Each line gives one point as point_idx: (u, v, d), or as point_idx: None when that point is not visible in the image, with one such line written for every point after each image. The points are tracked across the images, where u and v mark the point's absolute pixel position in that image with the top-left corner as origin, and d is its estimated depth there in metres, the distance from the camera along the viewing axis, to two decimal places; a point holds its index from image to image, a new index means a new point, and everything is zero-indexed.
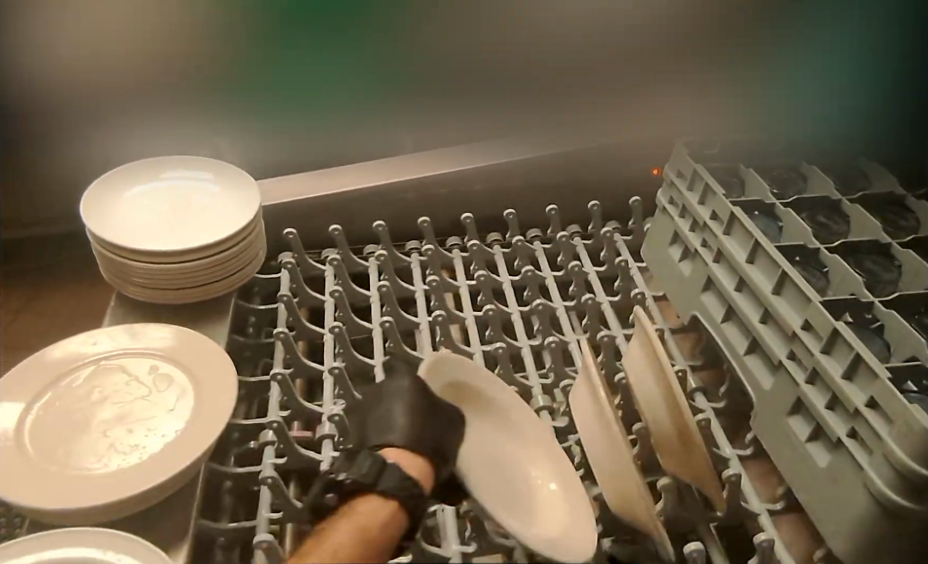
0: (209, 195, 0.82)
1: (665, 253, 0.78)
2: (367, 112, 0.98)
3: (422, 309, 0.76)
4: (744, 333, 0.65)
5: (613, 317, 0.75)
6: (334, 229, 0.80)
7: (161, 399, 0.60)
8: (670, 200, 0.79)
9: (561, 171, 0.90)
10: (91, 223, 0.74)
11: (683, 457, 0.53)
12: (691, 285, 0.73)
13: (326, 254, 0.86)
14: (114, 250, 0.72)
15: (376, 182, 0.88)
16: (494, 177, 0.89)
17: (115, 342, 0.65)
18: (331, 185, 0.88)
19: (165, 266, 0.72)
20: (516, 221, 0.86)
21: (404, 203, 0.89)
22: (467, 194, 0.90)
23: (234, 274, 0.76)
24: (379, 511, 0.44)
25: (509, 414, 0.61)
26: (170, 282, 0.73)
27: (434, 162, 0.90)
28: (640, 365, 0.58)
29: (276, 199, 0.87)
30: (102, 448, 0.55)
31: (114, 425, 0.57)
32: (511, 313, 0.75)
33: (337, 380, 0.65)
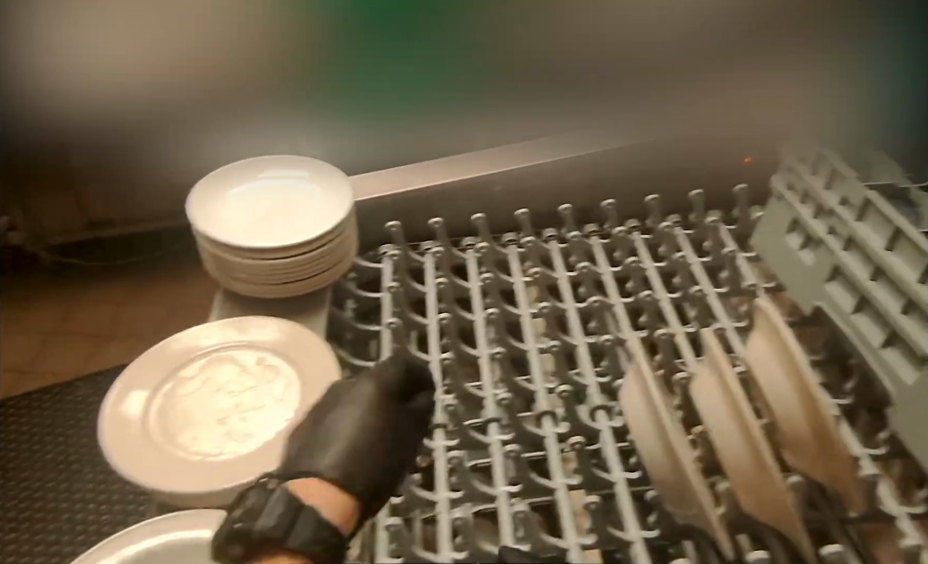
0: (306, 192, 0.84)
1: (782, 242, 0.75)
2: (441, 109, 1.06)
3: (525, 301, 0.77)
4: (878, 324, 0.63)
5: (720, 309, 0.73)
6: (434, 222, 0.82)
7: (270, 390, 0.62)
8: (787, 188, 0.77)
9: (658, 160, 0.89)
10: (199, 222, 0.78)
11: (819, 453, 0.52)
12: (814, 273, 0.70)
13: (424, 247, 0.87)
14: (220, 247, 0.75)
15: (469, 174, 0.89)
16: (589, 167, 0.89)
17: (225, 335, 0.67)
18: (430, 178, 0.89)
19: (268, 263, 0.75)
20: (613, 210, 0.85)
21: (500, 194, 0.90)
22: (562, 184, 0.90)
23: (332, 269, 0.78)
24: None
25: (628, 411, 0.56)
26: (273, 278, 0.76)
27: (527, 153, 0.91)
28: (768, 358, 0.57)
29: (377, 193, 0.88)
30: (218, 437, 0.58)
31: (229, 415, 0.60)
32: (614, 304, 0.74)
33: (448, 371, 0.67)
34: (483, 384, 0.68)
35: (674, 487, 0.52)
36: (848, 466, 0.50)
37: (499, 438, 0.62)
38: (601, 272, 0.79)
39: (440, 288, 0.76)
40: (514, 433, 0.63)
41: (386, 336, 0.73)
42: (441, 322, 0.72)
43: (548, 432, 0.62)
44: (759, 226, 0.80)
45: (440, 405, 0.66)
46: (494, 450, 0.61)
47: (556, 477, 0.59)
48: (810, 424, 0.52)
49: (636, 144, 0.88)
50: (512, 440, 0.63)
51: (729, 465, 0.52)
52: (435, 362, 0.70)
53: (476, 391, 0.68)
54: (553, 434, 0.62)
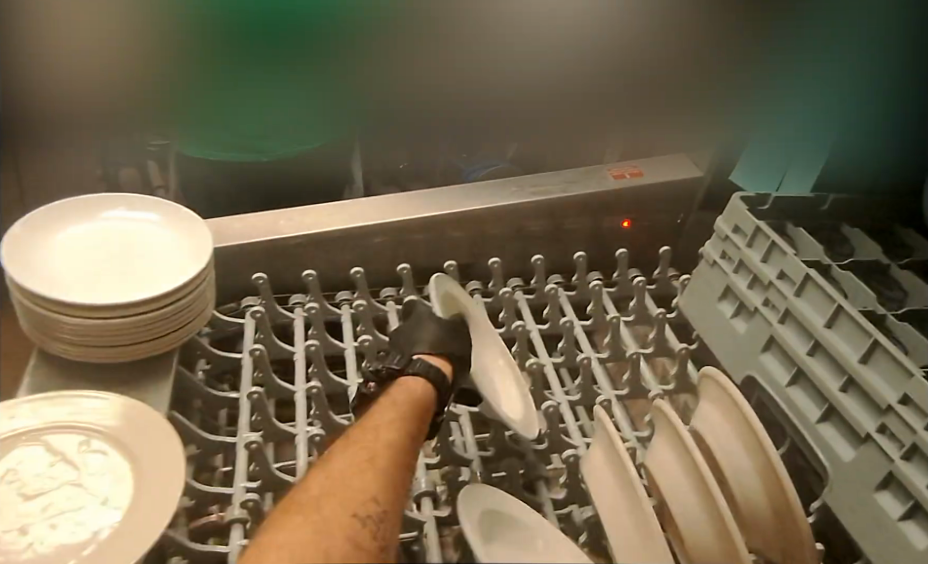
0: (149, 230, 0.74)
1: (714, 308, 0.78)
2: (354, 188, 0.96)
3: None
4: (814, 398, 0.65)
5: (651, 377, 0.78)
6: (356, 270, 0.87)
7: (91, 488, 0.53)
8: (722, 253, 0.79)
9: (572, 215, 0.94)
10: (22, 276, 0.64)
11: (776, 531, 0.53)
12: (749, 342, 0.73)
13: (340, 298, 0.90)
14: (64, 309, 0.62)
15: (389, 217, 0.90)
16: (504, 220, 0.93)
17: (40, 416, 0.58)
18: (354, 218, 0.90)
19: (121, 319, 0.64)
20: (541, 265, 0.89)
21: (413, 243, 0.92)
22: (481, 234, 0.93)
23: (192, 316, 0.69)
24: (423, 385, 0.60)
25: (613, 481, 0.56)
26: (112, 341, 0.65)
27: (448, 200, 0.92)
28: (721, 430, 0.58)
29: (304, 230, 0.89)
30: (13, 536, 0.50)
31: (33, 516, 0.51)
32: (545, 363, 0.80)
33: None
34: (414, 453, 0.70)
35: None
36: (805, 543, 0.50)
37: (433, 517, 0.64)
38: (530, 329, 0.84)
39: (365, 345, 0.80)
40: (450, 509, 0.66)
41: (304, 403, 0.75)
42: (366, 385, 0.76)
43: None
44: (688, 290, 0.83)
45: None
46: (429, 528, 0.63)
47: None
48: (769, 496, 0.52)
49: (557, 198, 0.92)
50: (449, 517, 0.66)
51: (688, 535, 0.53)
52: None
53: None
54: None
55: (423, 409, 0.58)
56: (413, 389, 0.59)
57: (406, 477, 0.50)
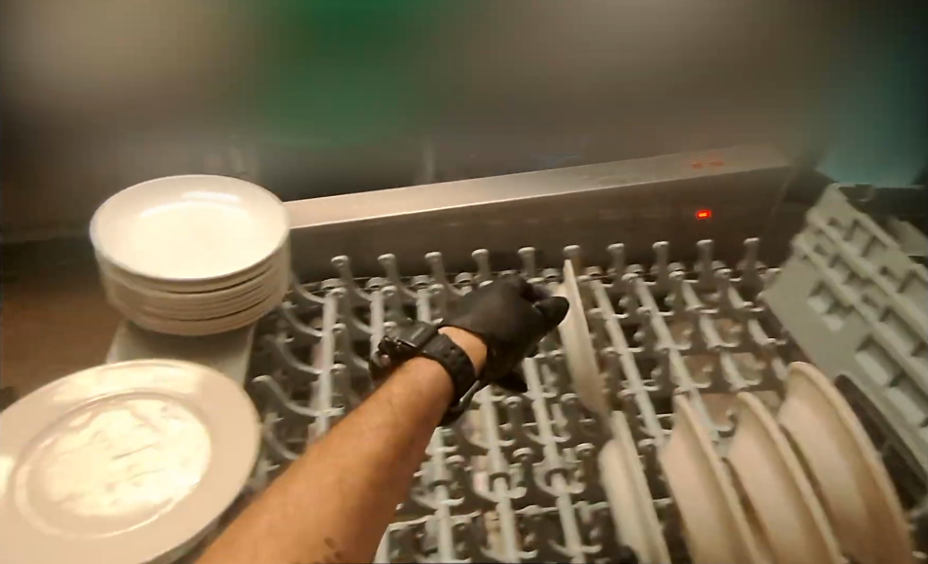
0: (227, 209, 0.77)
1: (807, 305, 0.78)
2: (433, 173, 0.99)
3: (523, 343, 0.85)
4: (913, 399, 0.64)
5: (733, 368, 0.80)
6: (433, 256, 0.88)
7: (172, 452, 0.57)
8: (815, 248, 0.79)
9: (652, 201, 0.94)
10: (113, 255, 0.69)
11: (872, 532, 0.53)
12: (842, 341, 0.72)
13: (417, 281, 0.92)
14: (161, 286, 0.66)
15: (466, 201, 0.92)
16: (584, 208, 0.93)
17: (123, 382, 0.61)
18: (433, 201, 0.93)
19: (211, 294, 0.67)
20: (619, 253, 0.90)
21: (488, 228, 0.93)
22: (558, 221, 0.94)
23: (270, 290, 0.72)
24: (429, 372, 0.59)
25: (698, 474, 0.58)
26: (196, 316, 0.68)
27: (527, 183, 0.94)
28: (813, 429, 0.58)
29: (384, 212, 0.91)
30: (102, 495, 0.53)
31: (120, 476, 0.54)
32: (621, 353, 0.80)
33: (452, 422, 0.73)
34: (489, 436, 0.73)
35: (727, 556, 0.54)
36: (901, 542, 0.50)
37: (507, 498, 0.67)
38: (606, 317, 0.85)
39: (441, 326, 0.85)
40: (525, 491, 0.69)
41: None
42: None
43: (560, 491, 0.68)
44: (778, 285, 0.83)
45: (438, 461, 0.70)
46: (502, 508, 0.67)
47: (573, 545, 0.64)
48: (863, 496, 0.53)
49: (632, 184, 0.92)
50: (523, 498, 0.69)
51: (773, 528, 0.53)
52: None
53: (479, 442, 0.73)
54: (566, 495, 0.68)
55: (437, 396, 0.58)
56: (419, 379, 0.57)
57: (388, 483, 0.48)
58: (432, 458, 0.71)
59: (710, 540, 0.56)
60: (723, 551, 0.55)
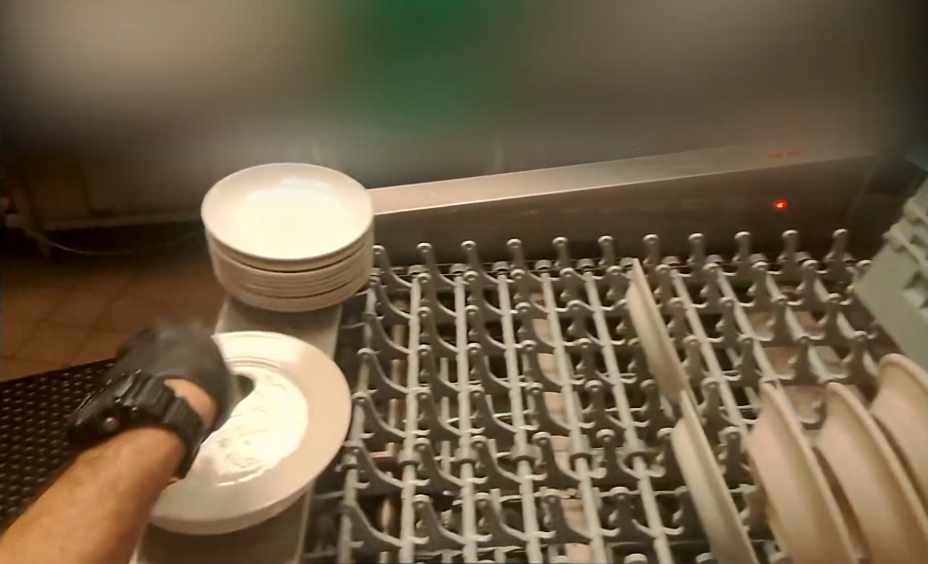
0: (316, 194, 0.83)
1: (903, 297, 0.77)
2: None
3: (604, 332, 0.87)
4: None
5: (818, 363, 0.84)
6: (513, 243, 0.94)
7: (275, 412, 0.66)
8: (913, 238, 0.77)
9: (734, 189, 1.06)
10: (221, 236, 0.74)
11: None
12: None
13: (497, 268, 0.99)
14: (268, 266, 0.72)
15: (555, 190, 1.03)
16: (665, 198, 1.05)
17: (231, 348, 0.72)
18: (525, 191, 1.03)
19: (310, 273, 0.73)
20: (699, 245, 0.94)
21: (574, 217, 1.04)
22: (637, 213, 1.06)
23: (360, 270, 0.78)
24: (165, 444, 0.55)
25: (783, 455, 0.60)
26: (287, 291, 0.74)
27: (609, 176, 1.05)
28: (910, 419, 0.60)
29: (480, 199, 1.01)
30: (217, 445, 0.63)
31: (231, 430, 0.64)
32: (702, 340, 0.85)
33: (536, 401, 0.76)
34: (571, 416, 0.76)
35: (808, 535, 0.56)
36: None
37: (589, 477, 0.70)
38: (686, 307, 0.89)
39: (521, 312, 0.87)
40: (607, 472, 0.72)
41: (465, 362, 0.83)
42: (524, 348, 0.82)
43: (641, 474, 0.71)
44: (873, 274, 0.83)
45: (522, 437, 0.74)
46: (584, 486, 0.70)
47: (655, 526, 0.67)
48: None
49: (708, 175, 1.04)
50: (605, 479, 0.72)
51: (864, 513, 0.55)
52: (517, 392, 0.79)
53: (560, 422, 0.76)
54: (646, 476, 0.71)
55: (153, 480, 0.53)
56: (145, 449, 0.54)
57: None
58: (515, 435, 0.75)
59: (792, 521, 0.57)
60: (807, 531, 0.56)
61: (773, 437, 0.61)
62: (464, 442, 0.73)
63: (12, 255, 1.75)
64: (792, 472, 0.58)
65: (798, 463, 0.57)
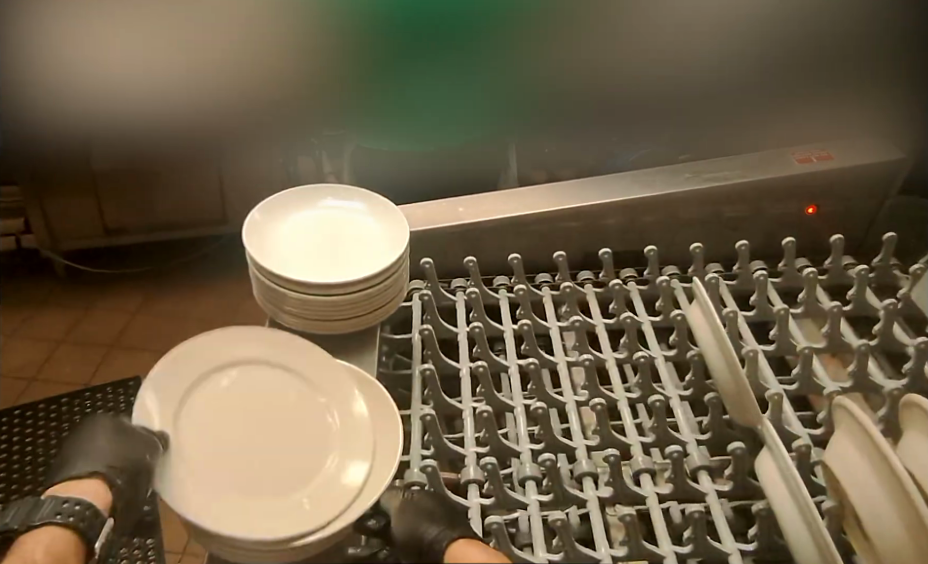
0: (349, 214, 0.82)
1: None
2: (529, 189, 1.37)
3: (655, 343, 0.93)
4: None
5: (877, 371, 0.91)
6: (559, 255, 0.96)
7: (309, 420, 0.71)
8: None
9: (768, 196, 1.07)
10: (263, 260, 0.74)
11: None
12: None
13: (539, 279, 1.02)
14: (312, 289, 0.71)
15: (591, 200, 1.03)
16: (698, 206, 1.06)
17: (249, 351, 0.74)
18: (561, 203, 1.03)
19: (354, 294, 0.72)
20: (748, 252, 0.99)
21: (609, 227, 1.05)
22: (671, 220, 1.07)
23: (398, 289, 0.77)
24: (56, 538, 0.61)
25: (867, 463, 0.66)
26: (327, 315, 0.73)
27: (643, 184, 1.06)
28: None
29: (516, 211, 1.02)
30: (264, 463, 0.66)
31: (271, 442, 0.68)
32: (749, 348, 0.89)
33: (598, 417, 0.79)
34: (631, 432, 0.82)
35: (895, 533, 0.62)
36: None
37: (654, 492, 0.76)
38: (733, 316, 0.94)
39: (577, 325, 0.91)
40: (673, 486, 0.77)
41: (518, 377, 0.87)
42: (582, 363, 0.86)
43: (708, 489, 0.77)
44: None
45: (584, 452, 0.78)
46: (651, 500, 0.75)
47: (728, 542, 0.72)
48: None
49: (740, 182, 1.05)
50: (671, 494, 0.77)
51: None
52: (572, 408, 0.84)
53: (621, 438, 0.82)
54: (712, 490, 0.77)
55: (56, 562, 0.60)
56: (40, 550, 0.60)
57: None
58: (577, 450, 0.79)
59: (876, 523, 0.64)
60: (892, 530, 0.62)
61: (856, 449, 0.68)
62: (524, 458, 0.77)
63: (25, 271, 1.74)
64: (878, 477, 0.65)
65: (883, 468, 0.64)
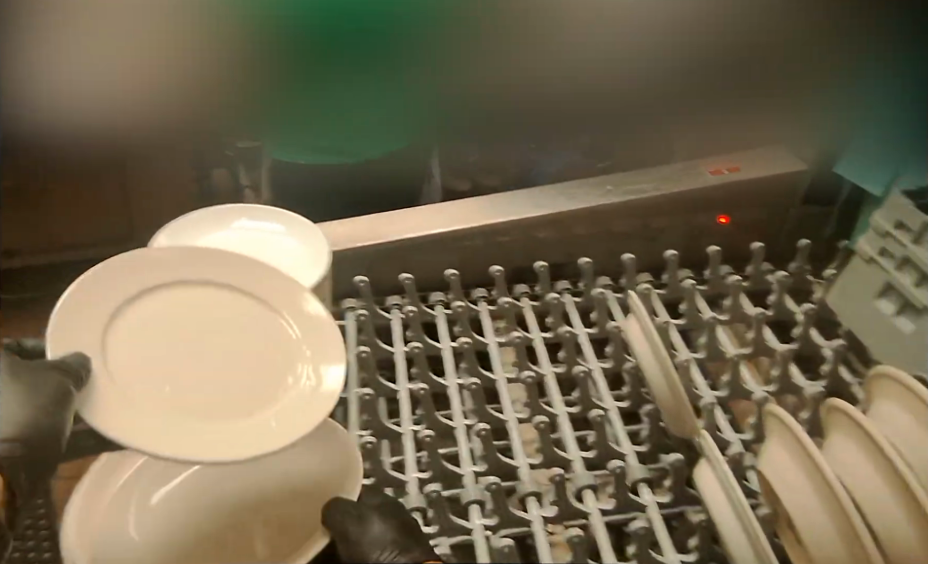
0: None
1: (876, 307, 0.93)
2: None
3: (593, 356, 0.99)
4: None
5: (801, 377, 0.97)
6: (496, 270, 1.03)
7: (252, 330, 0.77)
8: (882, 251, 0.92)
9: (682, 205, 1.12)
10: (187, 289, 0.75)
11: None
12: (916, 347, 0.86)
13: (477, 293, 1.06)
14: None
15: (520, 215, 1.08)
16: (618, 218, 1.11)
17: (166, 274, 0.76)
18: (492, 218, 1.08)
19: None
20: (675, 262, 1.07)
21: (537, 238, 1.12)
22: (595, 234, 1.13)
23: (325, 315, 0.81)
24: None
25: (799, 470, 0.72)
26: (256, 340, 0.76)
27: (568, 198, 1.11)
28: (907, 426, 0.74)
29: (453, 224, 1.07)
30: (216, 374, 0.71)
31: (220, 344, 0.74)
32: (682, 358, 0.97)
33: (541, 433, 0.84)
34: (573, 448, 0.86)
35: (826, 532, 0.68)
36: None
37: (597, 508, 0.79)
38: (670, 328, 1.01)
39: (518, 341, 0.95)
40: (615, 501, 0.82)
41: (460, 394, 0.91)
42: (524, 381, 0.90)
43: (648, 501, 0.82)
44: (847, 286, 0.98)
45: (526, 470, 0.82)
46: (593, 515, 0.78)
47: (669, 553, 0.77)
48: None
49: (656, 194, 1.11)
50: (613, 508, 0.82)
51: (876, 517, 0.67)
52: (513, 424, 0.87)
53: (562, 454, 0.86)
54: (652, 501, 0.82)
55: None
56: None
57: None
58: (520, 467, 0.83)
59: (809, 528, 0.69)
60: (825, 529, 0.68)
61: (788, 457, 0.74)
62: (467, 481, 0.81)
63: None
64: (811, 480, 0.70)
65: (817, 476, 0.69)
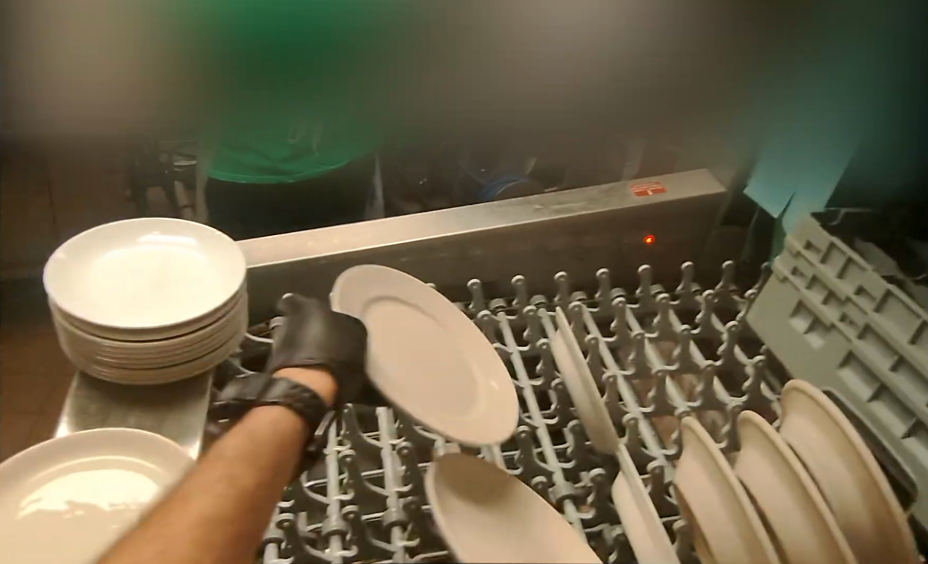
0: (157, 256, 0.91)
1: (789, 323, 0.95)
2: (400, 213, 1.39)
3: (524, 372, 1.00)
4: (895, 413, 0.79)
5: (725, 392, 0.99)
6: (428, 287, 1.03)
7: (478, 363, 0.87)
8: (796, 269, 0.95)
9: (611, 225, 1.14)
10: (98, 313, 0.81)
11: (875, 537, 0.67)
12: (827, 361, 0.88)
13: None
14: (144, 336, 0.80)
15: (452, 232, 1.09)
16: (550, 237, 1.13)
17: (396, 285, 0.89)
18: (426, 235, 1.08)
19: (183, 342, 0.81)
20: (606, 281, 1.09)
21: (474, 257, 1.12)
22: (528, 252, 1.14)
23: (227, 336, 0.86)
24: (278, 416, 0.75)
25: (710, 482, 0.73)
26: (156, 361, 0.82)
27: (500, 216, 1.12)
28: (814, 437, 0.75)
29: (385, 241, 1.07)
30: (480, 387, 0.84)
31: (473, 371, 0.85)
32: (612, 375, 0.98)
33: (465, 451, 0.84)
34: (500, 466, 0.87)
35: (733, 544, 0.68)
36: (902, 533, 0.64)
37: None
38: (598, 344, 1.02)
39: None
40: None
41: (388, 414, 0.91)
42: None
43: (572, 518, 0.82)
44: (765, 304, 1.00)
45: None
46: None
47: None
48: (868, 507, 0.67)
49: (585, 213, 1.13)
50: None
51: (782, 528, 0.68)
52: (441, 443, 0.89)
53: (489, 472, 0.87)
54: (577, 518, 0.83)
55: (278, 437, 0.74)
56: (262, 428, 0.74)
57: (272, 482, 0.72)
58: None
59: (719, 540, 0.70)
60: (732, 540, 0.69)
61: (701, 470, 0.75)
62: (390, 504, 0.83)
63: None
64: (719, 492, 0.71)
65: (725, 487, 0.70)
